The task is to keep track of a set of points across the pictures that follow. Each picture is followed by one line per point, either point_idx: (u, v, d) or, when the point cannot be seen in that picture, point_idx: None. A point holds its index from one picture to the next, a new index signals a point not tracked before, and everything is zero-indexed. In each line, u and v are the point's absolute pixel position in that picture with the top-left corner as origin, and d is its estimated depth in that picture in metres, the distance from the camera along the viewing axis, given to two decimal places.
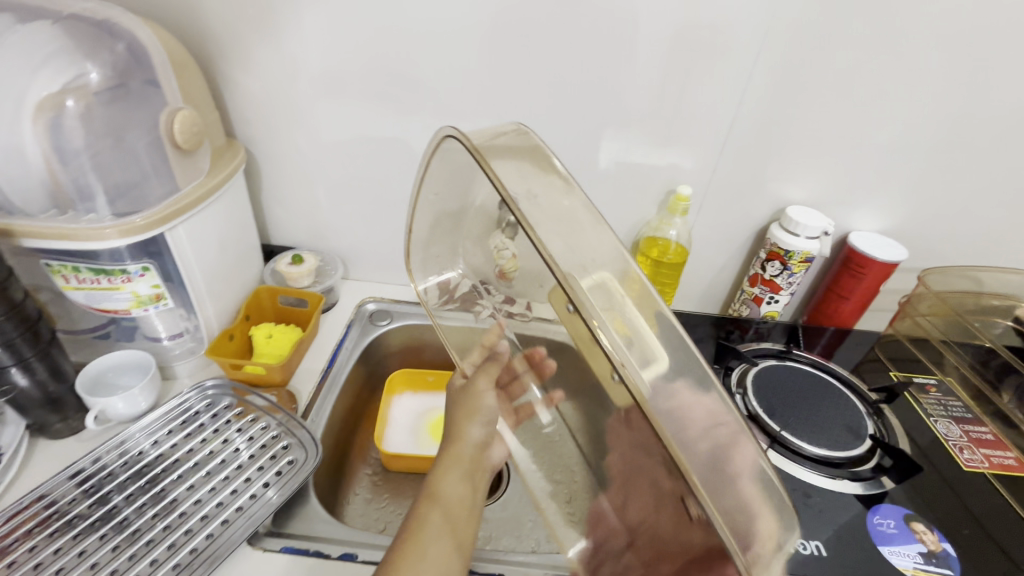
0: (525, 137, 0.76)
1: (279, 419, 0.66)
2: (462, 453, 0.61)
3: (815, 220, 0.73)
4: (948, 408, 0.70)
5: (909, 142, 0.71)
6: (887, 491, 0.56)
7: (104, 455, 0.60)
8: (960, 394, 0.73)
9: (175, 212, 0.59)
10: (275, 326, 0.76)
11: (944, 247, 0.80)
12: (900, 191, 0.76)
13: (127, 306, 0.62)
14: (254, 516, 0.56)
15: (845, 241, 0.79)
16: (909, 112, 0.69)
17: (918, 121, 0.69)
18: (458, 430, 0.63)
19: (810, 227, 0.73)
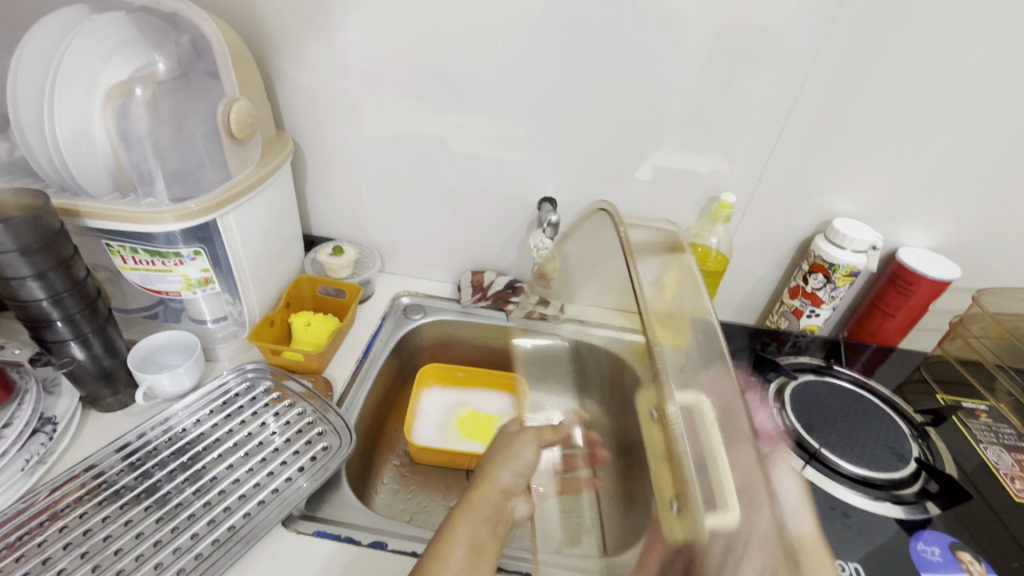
0: (565, 139, 0.76)
1: (315, 405, 0.68)
2: (486, 492, 0.53)
3: (863, 234, 0.71)
4: (1000, 436, 0.67)
5: (969, 155, 0.68)
6: (934, 518, 0.54)
7: (148, 431, 0.62)
8: (1014, 422, 0.69)
9: (226, 200, 0.61)
10: (314, 314, 0.78)
11: (1001, 266, 0.77)
12: (955, 207, 0.73)
13: (177, 288, 0.65)
14: (289, 499, 0.58)
15: (893, 256, 0.77)
16: (970, 123, 0.66)
17: (979, 133, 0.67)
18: (488, 467, 0.56)
19: (857, 240, 0.70)
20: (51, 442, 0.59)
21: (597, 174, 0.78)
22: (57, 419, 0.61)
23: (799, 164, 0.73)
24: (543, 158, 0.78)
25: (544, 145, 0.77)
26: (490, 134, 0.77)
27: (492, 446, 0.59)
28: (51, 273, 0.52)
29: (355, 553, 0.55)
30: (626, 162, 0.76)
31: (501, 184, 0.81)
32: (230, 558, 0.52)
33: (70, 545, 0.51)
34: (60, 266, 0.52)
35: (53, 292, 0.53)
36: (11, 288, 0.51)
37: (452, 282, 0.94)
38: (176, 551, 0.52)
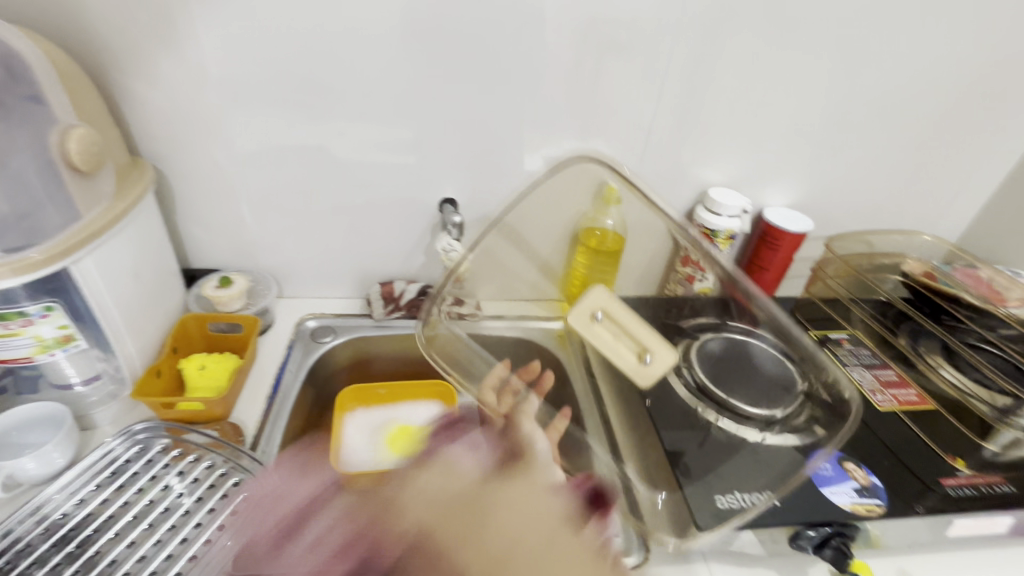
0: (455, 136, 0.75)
1: (226, 455, 0.61)
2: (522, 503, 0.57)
3: (734, 200, 0.79)
4: (859, 359, 0.77)
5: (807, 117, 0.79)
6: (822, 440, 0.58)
7: (15, 527, 0.52)
8: (868, 345, 0.81)
9: (79, 243, 0.53)
10: (209, 356, 0.70)
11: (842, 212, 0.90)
12: (802, 166, 0.84)
13: (30, 352, 0.55)
14: (211, 563, 0.52)
15: (761, 216, 0.86)
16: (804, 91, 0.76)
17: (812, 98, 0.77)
18: None
19: (730, 206, 0.78)
20: None
21: (492, 168, 0.79)
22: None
23: (674, 140, 0.79)
24: (437, 157, 0.77)
25: (436, 144, 0.76)
26: (378, 137, 0.74)
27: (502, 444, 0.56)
28: None
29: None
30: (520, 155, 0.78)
31: (397, 188, 0.79)
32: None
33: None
34: None
35: None
36: None
37: (359, 296, 0.90)
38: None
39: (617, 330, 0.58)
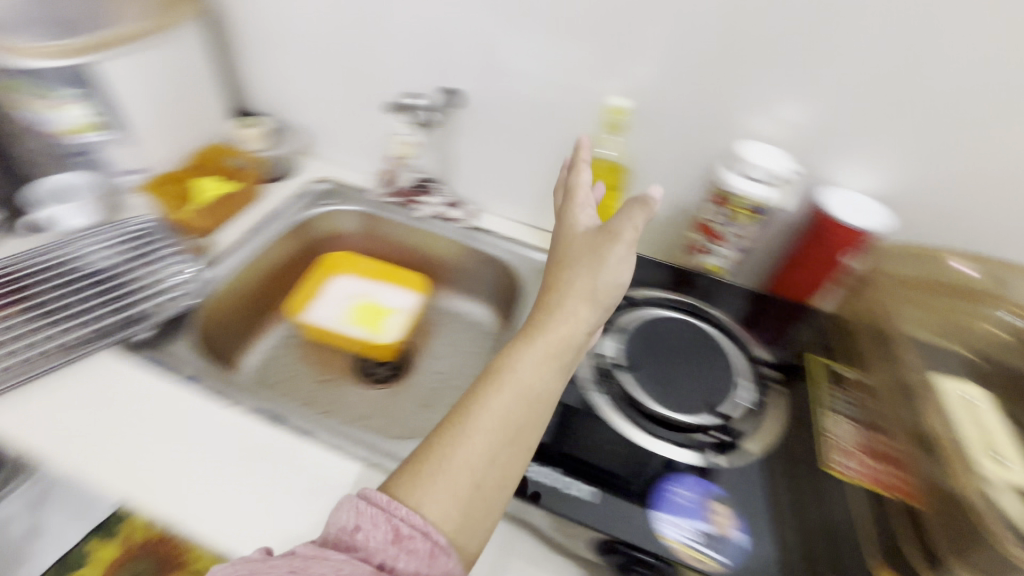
0: (459, 11, 0.68)
1: (198, 258, 0.72)
2: (551, 320, 0.45)
3: (772, 160, 0.59)
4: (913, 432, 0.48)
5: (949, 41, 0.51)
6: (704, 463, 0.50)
7: (36, 250, 0.68)
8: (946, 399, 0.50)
9: (92, 46, 0.63)
10: (215, 179, 0.80)
11: (970, 216, 0.60)
12: (916, 127, 0.56)
13: (66, 129, 0.69)
14: (136, 331, 0.62)
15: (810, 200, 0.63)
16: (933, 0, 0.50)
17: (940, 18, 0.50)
18: (553, 269, 0.49)
19: (760, 166, 0.58)
20: None
21: (494, 61, 0.70)
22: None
23: (715, 51, 0.59)
24: (442, 35, 0.71)
25: (441, 15, 0.70)
26: (383, 4, 0.71)
27: (559, 244, 0.52)
28: None
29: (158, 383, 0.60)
30: (524, 43, 0.67)
31: (406, 66, 0.76)
32: (51, 362, 0.58)
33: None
34: None
35: None
36: None
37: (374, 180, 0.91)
38: (13, 352, 0.58)
39: (977, 423, 0.48)
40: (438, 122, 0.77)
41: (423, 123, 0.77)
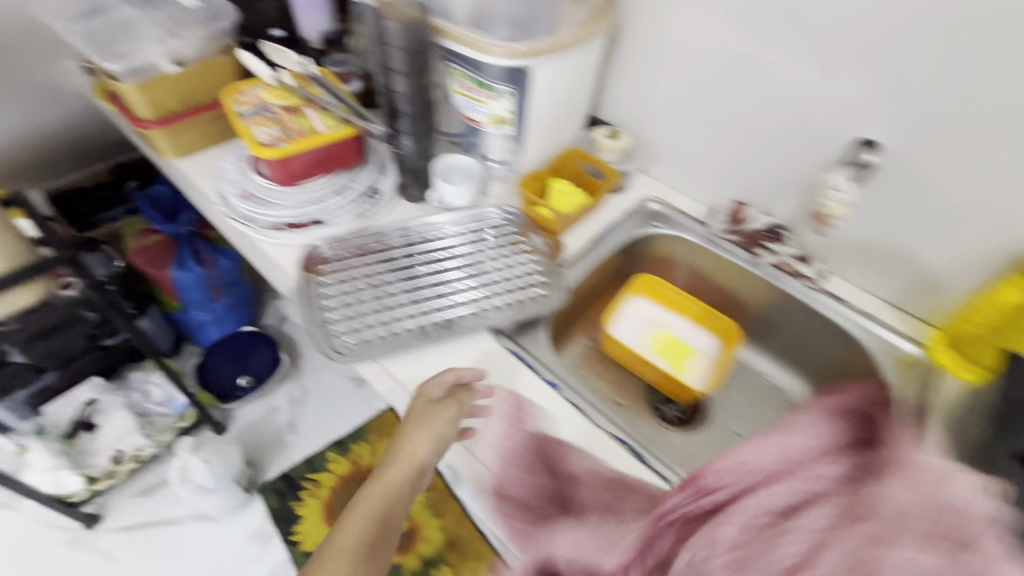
0: (933, 67, 0.59)
1: (545, 256, 0.75)
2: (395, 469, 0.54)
3: None
4: None
5: None
6: None
7: (420, 223, 0.78)
8: None
9: (544, 51, 0.66)
10: (568, 184, 0.83)
11: None
12: None
13: (484, 119, 0.74)
14: (504, 320, 0.67)
15: None
16: None
17: None
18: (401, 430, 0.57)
19: None
20: (373, 209, 0.78)
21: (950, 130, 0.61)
22: (381, 162, 0.82)
23: None
24: (896, 85, 0.63)
25: (908, 62, 0.61)
26: (824, 42, 0.65)
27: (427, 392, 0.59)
28: (412, 75, 0.66)
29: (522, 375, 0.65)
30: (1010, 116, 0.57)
31: (824, 108, 0.69)
32: (443, 331, 0.65)
33: (366, 271, 0.71)
34: (416, 60, 0.65)
35: (409, 90, 0.67)
36: (390, 76, 0.67)
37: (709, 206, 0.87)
38: (414, 314, 0.67)
39: None
40: (871, 178, 0.69)
41: (856, 178, 0.69)
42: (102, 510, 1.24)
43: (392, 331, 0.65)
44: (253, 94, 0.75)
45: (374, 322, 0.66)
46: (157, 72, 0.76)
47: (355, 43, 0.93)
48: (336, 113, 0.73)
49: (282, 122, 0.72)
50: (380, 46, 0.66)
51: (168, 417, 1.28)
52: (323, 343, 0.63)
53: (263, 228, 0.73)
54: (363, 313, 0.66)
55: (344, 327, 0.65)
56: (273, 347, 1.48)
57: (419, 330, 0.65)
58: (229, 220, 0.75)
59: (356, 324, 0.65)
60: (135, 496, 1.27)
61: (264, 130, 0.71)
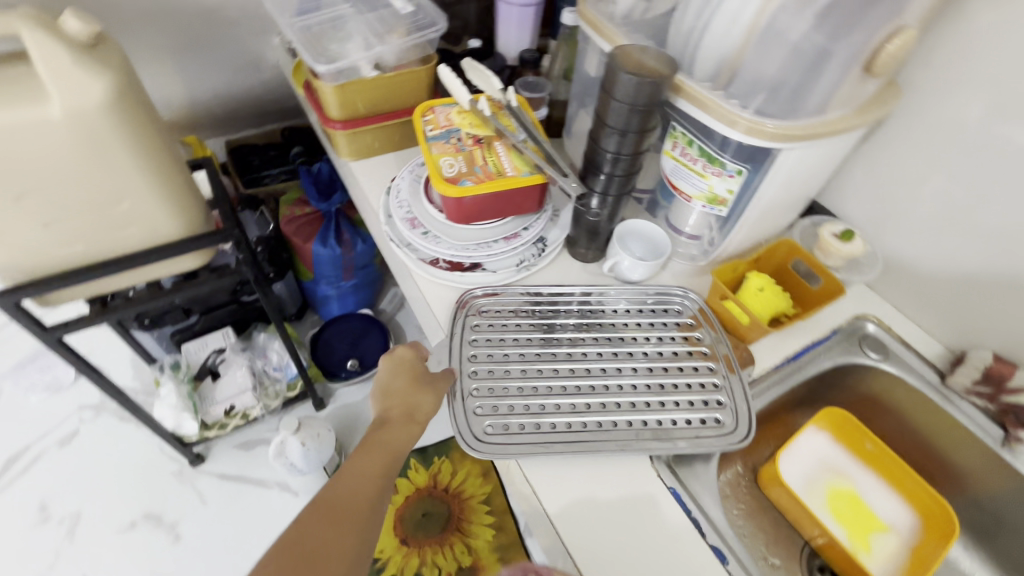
0: None
1: (725, 370, 0.62)
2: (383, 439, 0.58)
3: None
4: None
5: None
6: None
7: (583, 292, 0.68)
8: None
9: (800, 136, 0.53)
10: (771, 282, 0.67)
11: None
12: None
13: (694, 194, 0.63)
14: (667, 444, 0.56)
15: None
16: None
17: None
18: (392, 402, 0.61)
19: None
20: (537, 259, 0.71)
21: None
22: (555, 208, 0.74)
23: None
24: None
25: None
26: None
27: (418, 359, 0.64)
28: (629, 136, 0.57)
29: (678, 517, 0.53)
30: None
31: None
32: (592, 438, 0.55)
33: (518, 340, 0.63)
34: (641, 120, 0.55)
35: (618, 151, 0.58)
36: (601, 130, 0.58)
37: (946, 345, 0.69)
38: (563, 407, 0.58)
39: None
40: None
41: None
42: (205, 452, 1.32)
43: (536, 424, 0.56)
44: (446, 114, 0.70)
45: (518, 407, 0.58)
46: (359, 76, 0.73)
47: (552, 67, 0.85)
48: (527, 154, 0.66)
49: (469, 154, 0.66)
50: (600, 95, 0.57)
51: (281, 383, 1.33)
52: (460, 422, 0.56)
53: (422, 260, 0.69)
54: (507, 392, 0.59)
55: (485, 405, 0.58)
56: (384, 336, 1.48)
57: (566, 431, 0.56)
58: (389, 241, 0.72)
59: (498, 405, 0.58)
60: (234, 447, 1.33)
61: (450, 162, 0.65)
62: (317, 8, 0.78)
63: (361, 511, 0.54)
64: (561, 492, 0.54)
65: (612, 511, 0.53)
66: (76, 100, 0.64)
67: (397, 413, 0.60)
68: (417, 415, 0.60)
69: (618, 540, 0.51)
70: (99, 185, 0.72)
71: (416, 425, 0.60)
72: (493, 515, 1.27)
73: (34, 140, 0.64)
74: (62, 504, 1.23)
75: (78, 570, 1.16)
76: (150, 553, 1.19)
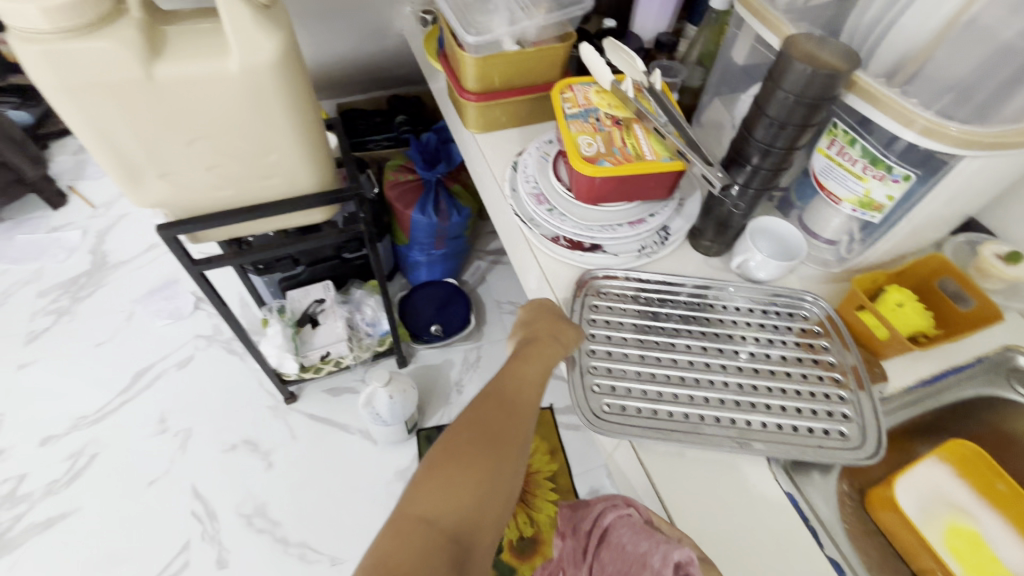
0: None
1: (855, 383, 0.59)
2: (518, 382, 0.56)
3: None
4: None
5: None
6: None
7: (703, 285, 0.67)
8: None
9: (992, 144, 0.49)
10: (914, 299, 0.63)
11: None
12: None
13: (845, 197, 0.60)
14: (787, 450, 0.54)
15: None
16: None
17: None
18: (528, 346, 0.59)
19: None
20: (658, 248, 0.70)
21: None
22: (681, 197, 0.73)
23: None
24: None
25: None
26: None
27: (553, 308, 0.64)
28: (788, 129, 0.54)
29: (794, 523, 0.53)
30: None
31: None
32: (709, 433, 0.55)
33: (636, 325, 0.63)
34: (806, 113, 0.53)
35: (772, 144, 0.56)
36: (756, 120, 0.56)
37: None
38: (680, 397, 0.58)
39: None
40: None
41: None
42: (298, 392, 1.43)
43: (653, 410, 0.57)
44: (585, 93, 0.70)
45: (635, 391, 0.58)
46: (501, 50, 0.74)
47: (689, 53, 0.83)
48: (666, 140, 0.65)
49: (607, 135, 0.66)
50: (764, 83, 0.55)
51: (372, 338, 1.41)
52: (579, 398, 0.58)
53: (545, 236, 0.70)
54: (625, 374, 0.59)
55: (602, 385, 0.59)
56: (468, 306, 1.53)
57: (683, 421, 0.56)
58: (514, 216, 0.74)
59: (615, 386, 0.59)
60: (324, 391, 1.44)
61: (588, 141, 0.65)
62: None
63: (495, 450, 0.49)
64: (675, 480, 0.55)
65: (724, 508, 0.54)
66: (253, 57, 0.69)
67: (541, 337, 0.60)
68: (562, 339, 0.59)
69: (731, 537, 0.52)
70: (257, 137, 0.79)
71: (561, 347, 0.59)
72: (557, 493, 1.28)
73: (214, 91, 0.71)
74: (177, 420, 1.38)
75: (187, 480, 1.30)
76: (246, 475, 1.32)
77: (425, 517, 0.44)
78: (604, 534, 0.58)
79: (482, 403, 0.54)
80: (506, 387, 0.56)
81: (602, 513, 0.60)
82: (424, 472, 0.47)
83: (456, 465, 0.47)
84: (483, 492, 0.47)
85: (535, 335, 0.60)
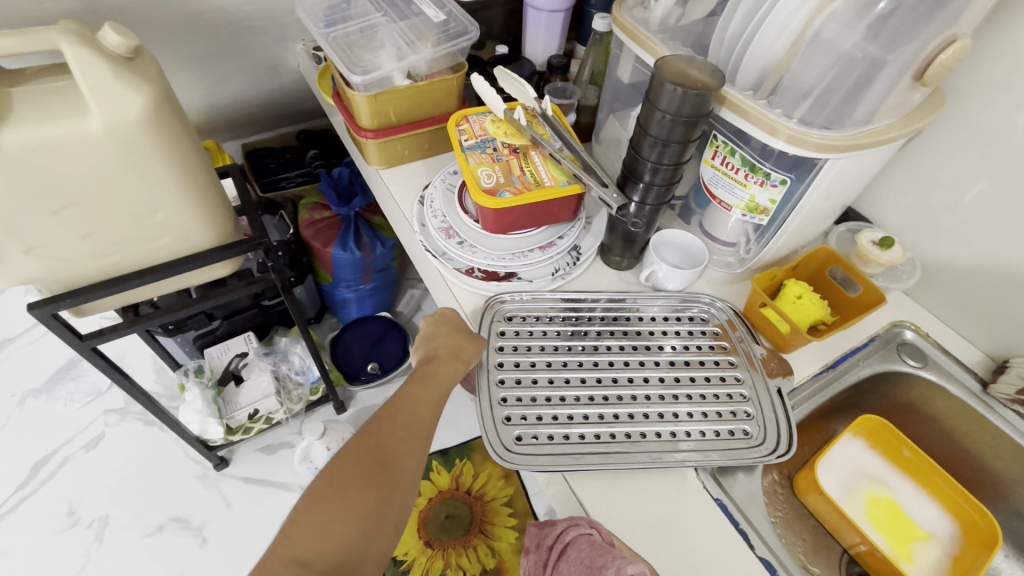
0: None
1: (753, 376, 0.62)
2: (413, 405, 0.59)
3: None
4: None
5: None
6: None
7: (608, 298, 0.68)
8: None
9: (848, 146, 0.53)
10: (809, 289, 0.67)
11: None
12: None
13: (735, 204, 0.63)
14: (695, 455, 0.56)
15: None
16: None
17: None
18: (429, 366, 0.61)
19: None
20: (570, 268, 0.70)
21: None
22: (587, 216, 0.75)
23: None
24: None
25: None
26: None
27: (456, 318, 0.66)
28: (672, 146, 0.56)
29: (726, 527, 0.55)
30: None
31: None
32: (616, 450, 0.56)
33: (545, 349, 0.63)
34: (683, 131, 0.55)
35: (658, 161, 0.58)
36: (642, 140, 0.58)
37: (986, 353, 0.69)
38: (591, 416, 0.58)
39: None
40: None
41: None
42: (229, 455, 1.33)
43: (564, 434, 0.57)
44: (480, 123, 0.70)
45: (547, 416, 0.58)
46: (392, 86, 0.73)
47: (581, 73, 0.84)
48: (563, 163, 0.66)
49: (506, 164, 0.66)
50: (643, 104, 0.57)
51: (303, 387, 1.35)
52: (490, 431, 0.56)
53: (458, 269, 0.69)
54: (534, 401, 0.59)
55: (514, 415, 0.58)
56: (403, 340, 1.48)
57: (593, 442, 0.56)
58: (423, 250, 0.72)
59: (527, 415, 0.58)
60: (258, 450, 1.34)
61: (487, 172, 0.65)
62: (347, 17, 0.78)
63: (381, 479, 0.53)
64: (608, 505, 0.55)
65: (662, 523, 0.54)
66: (116, 114, 0.64)
67: (442, 351, 0.61)
68: (461, 357, 0.61)
69: (670, 553, 0.53)
70: (135, 199, 0.73)
71: (459, 365, 0.60)
72: (516, 518, 1.26)
73: (77, 155, 0.65)
74: (89, 509, 1.24)
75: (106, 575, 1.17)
76: (177, 557, 1.20)
77: (306, 553, 0.48)
78: (564, 549, 0.54)
79: (375, 429, 0.57)
80: (400, 412, 0.58)
81: (562, 528, 0.56)
82: (311, 503, 0.51)
83: (338, 500, 0.51)
84: (363, 527, 0.50)
85: (434, 355, 0.61)
